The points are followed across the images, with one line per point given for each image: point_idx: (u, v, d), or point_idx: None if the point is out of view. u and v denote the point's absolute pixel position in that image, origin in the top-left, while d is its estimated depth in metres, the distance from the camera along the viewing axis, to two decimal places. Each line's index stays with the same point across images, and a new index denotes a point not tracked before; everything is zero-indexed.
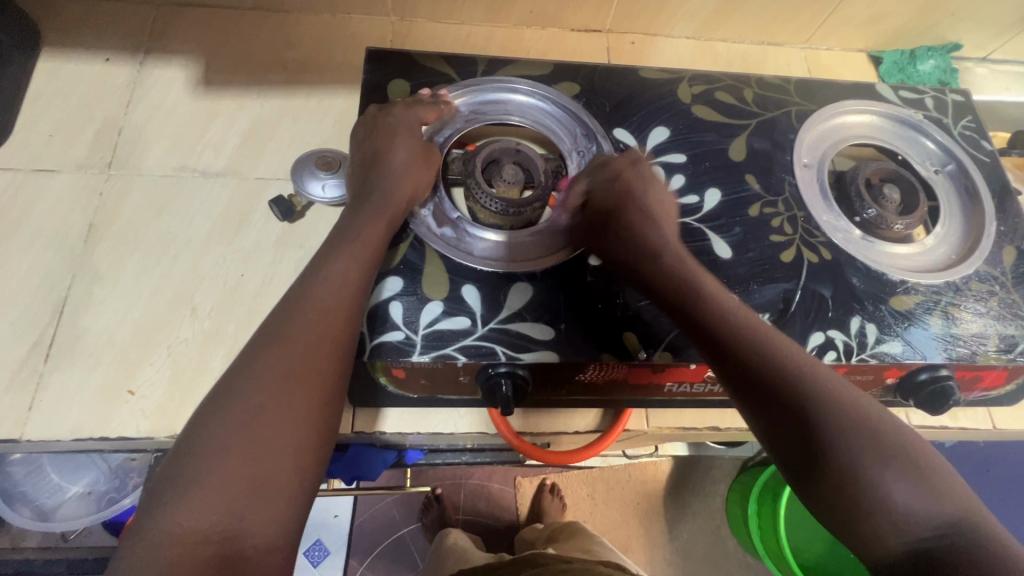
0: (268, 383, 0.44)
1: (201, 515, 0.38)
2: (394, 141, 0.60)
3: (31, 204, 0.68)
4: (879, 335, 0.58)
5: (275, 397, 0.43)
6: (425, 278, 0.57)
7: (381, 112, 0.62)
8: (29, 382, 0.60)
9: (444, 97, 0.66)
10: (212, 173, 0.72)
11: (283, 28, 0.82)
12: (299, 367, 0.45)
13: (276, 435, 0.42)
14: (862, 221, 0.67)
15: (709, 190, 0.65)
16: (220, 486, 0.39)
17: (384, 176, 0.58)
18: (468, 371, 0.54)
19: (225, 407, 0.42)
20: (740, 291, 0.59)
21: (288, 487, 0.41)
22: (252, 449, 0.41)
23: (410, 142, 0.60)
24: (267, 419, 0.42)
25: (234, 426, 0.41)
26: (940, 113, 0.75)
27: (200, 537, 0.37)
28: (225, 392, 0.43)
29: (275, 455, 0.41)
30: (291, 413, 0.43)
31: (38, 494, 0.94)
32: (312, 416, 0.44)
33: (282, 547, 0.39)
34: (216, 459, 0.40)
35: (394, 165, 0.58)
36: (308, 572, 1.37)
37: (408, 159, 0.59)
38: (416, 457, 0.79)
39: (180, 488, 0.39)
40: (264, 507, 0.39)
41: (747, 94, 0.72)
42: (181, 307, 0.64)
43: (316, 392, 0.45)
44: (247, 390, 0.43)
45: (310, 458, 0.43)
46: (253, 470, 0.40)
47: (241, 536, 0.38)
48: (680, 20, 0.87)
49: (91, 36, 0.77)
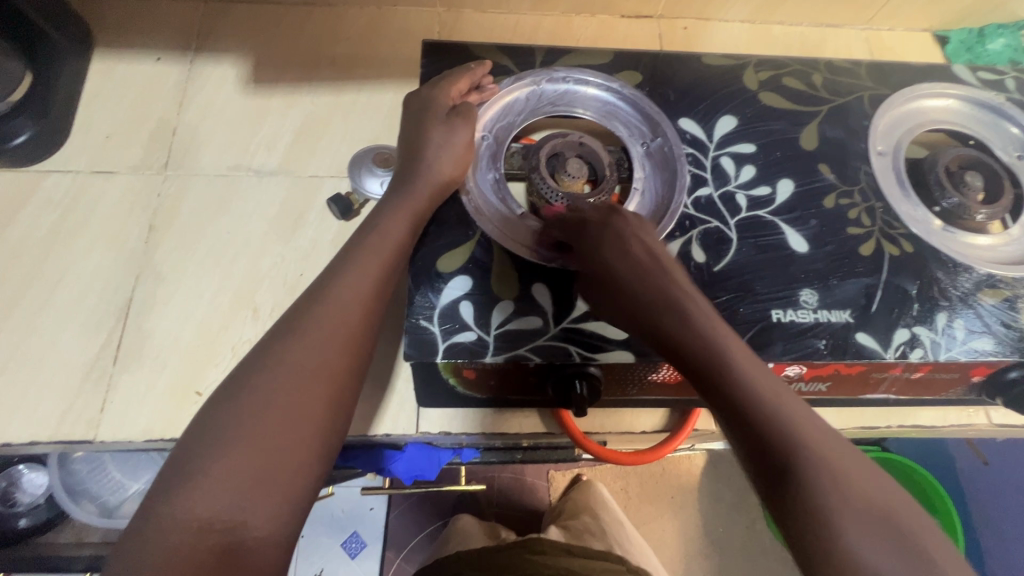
0: (291, 382, 0.43)
1: (206, 504, 0.38)
2: (430, 126, 0.59)
3: (93, 205, 0.68)
4: (968, 331, 0.56)
5: (287, 388, 0.43)
6: (494, 277, 0.55)
7: (416, 99, 0.62)
8: (101, 382, 0.60)
9: (485, 67, 0.63)
10: (266, 172, 0.71)
11: (330, 22, 0.80)
12: (314, 361, 0.45)
13: (289, 425, 0.42)
14: (941, 210, 0.63)
15: (781, 181, 0.62)
16: (226, 478, 0.39)
17: (430, 167, 0.57)
18: (538, 371, 0.54)
19: (243, 397, 0.42)
20: (819, 287, 0.57)
21: (292, 482, 0.41)
22: (258, 439, 0.41)
23: (446, 126, 0.59)
24: (277, 409, 0.42)
25: (245, 417, 0.41)
26: (1023, 95, 0.70)
27: (202, 525, 0.37)
28: (241, 379, 0.43)
29: (284, 448, 0.41)
30: (303, 410, 0.43)
31: (100, 491, 0.93)
32: (321, 411, 0.43)
33: (282, 541, 0.39)
34: (224, 451, 0.40)
35: (430, 149, 0.58)
36: (346, 563, 1.40)
37: (445, 143, 0.58)
38: (470, 456, 0.76)
39: (187, 478, 0.38)
40: (267, 499, 0.39)
41: (817, 80, 0.69)
42: (243, 308, 0.64)
43: (324, 387, 0.44)
44: (267, 386, 0.43)
45: (318, 456, 0.43)
46: (259, 461, 0.40)
47: (241, 528, 0.38)
48: (735, 4, 0.84)
49: (143, 36, 0.77)
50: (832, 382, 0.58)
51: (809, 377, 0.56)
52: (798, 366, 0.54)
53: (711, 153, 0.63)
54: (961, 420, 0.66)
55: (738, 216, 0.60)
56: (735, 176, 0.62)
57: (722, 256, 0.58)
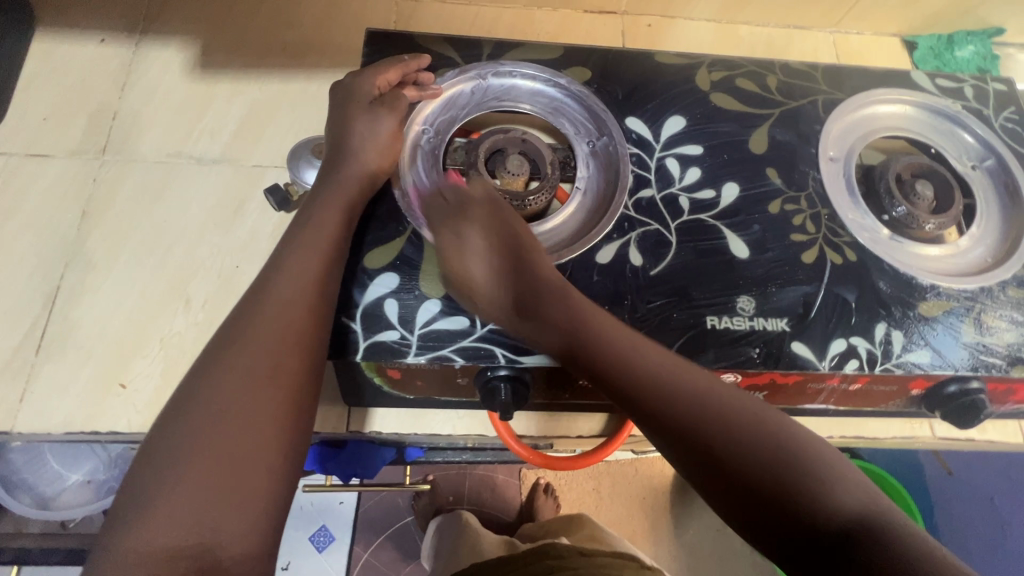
0: (235, 393, 0.42)
1: (173, 530, 0.37)
2: (353, 116, 0.58)
3: (24, 188, 0.66)
4: (906, 344, 0.55)
5: (238, 399, 0.42)
6: (422, 275, 0.54)
7: (347, 90, 0.60)
8: (21, 373, 0.59)
9: (425, 62, 0.62)
10: (208, 160, 0.70)
11: (283, 7, 0.78)
12: (259, 370, 0.44)
13: (246, 437, 0.41)
14: (890, 219, 0.62)
15: (727, 184, 0.61)
16: (189, 499, 0.38)
17: (358, 159, 0.55)
18: (466, 373, 0.53)
19: (186, 407, 0.42)
20: (757, 294, 0.56)
21: (259, 494, 0.40)
22: (216, 456, 0.40)
23: (368, 114, 0.58)
24: (229, 423, 0.41)
25: (196, 437, 0.40)
26: (980, 103, 0.69)
27: (172, 552, 0.36)
28: (189, 391, 0.43)
29: (244, 460, 0.40)
30: (253, 419, 0.42)
31: (37, 482, 0.92)
32: (282, 419, 0.43)
33: (257, 552, 0.39)
34: (182, 474, 0.39)
35: (354, 138, 0.57)
36: (313, 556, 1.39)
37: (368, 133, 0.57)
38: (415, 455, 0.75)
39: (146, 505, 0.38)
40: (237, 514, 0.39)
41: (771, 81, 0.67)
42: (176, 299, 0.63)
43: (281, 395, 0.44)
44: (210, 398, 0.42)
45: (282, 464, 0.42)
46: (223, 478, 0.39)
47: (216, 548, 0.38)
48: (700, 2, 0.82)
49: (88, 16, 0.75)
50: (769, 392, 0.57)
51: (744, 387, 0.55)
52: (730, 375, 0.53)
53: (656, 154, 0.61)
54: (905, 432, 0.65)
55: (679, 219, 0.58)
56: (679, 178, 0.60)
57: (659, 259, 0.56)
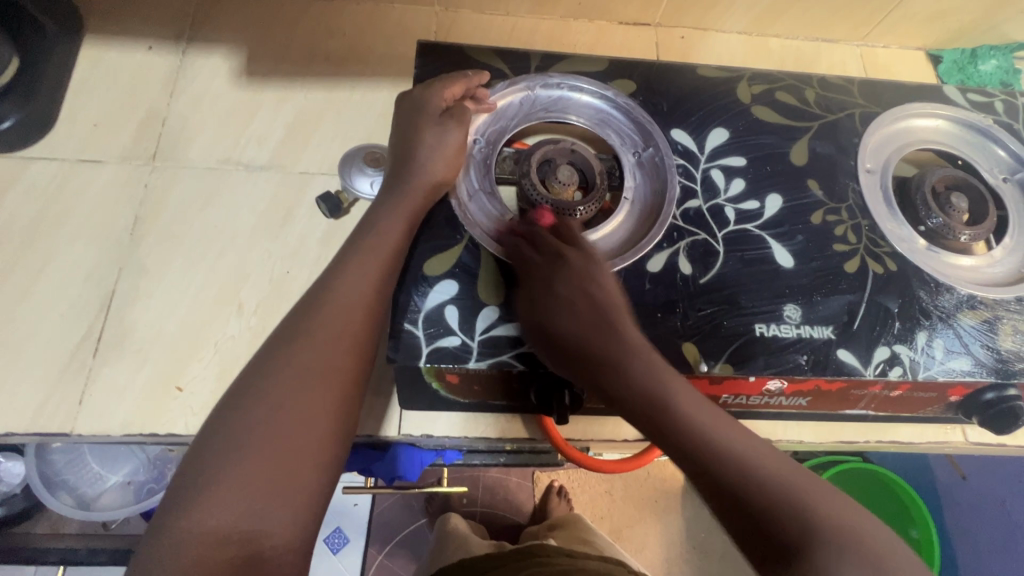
0: (292, 388, 0.43)
1: (223, 514, 0.38)
2: (422, 128, 0.59)
3: (79, 193, 0.67)
4: (948, 351, 0.56)
5: (295, 394, 0.43)
6: (480, 282, 0.55)
7: (406, 102, 0.61)
8: (80, 375, 0.59)
9: (482, 75, 0.63)
10: (256, 166, 0.71)
11: (325, 17, 0.80)
12: (315, 366, 0.45)
13: (298, 432, 0.42)
14: (927, 230, 0.64)
15: (770, 196, 0.62)
16: (241, 488, 0.39)
17: (417, 170, 0.57)
18: (521, 378, 0.54)
19: (248, 403, 0.43)
20: (803, 302, 0.57)
21: (306, 490, 0.41)
22: (268, 446, 0.41)
23: (430, 126, 0.59)
24: (285, 416, 0.42)
25: (252, 427, 0.41)
26: (1011, 118, 0.71)
27: (220, 535, 0.37)
28: (250, 385, 0.44)
29: (296, 454, 0.41)
30: (308, 413, 0.43)
31: (79, 483, 0.94)
32: (332, 416, 0.44)
33: (301, 547, 0.40)
34: (235, 461, 0.40)
35: (422, 150, 0.58)
36: (328, 558, 1.39)
37: (429, 144, 0.58)
38: (453, 458, 0.76)
39: (200, 490, 0.38)
40: (282, 507, 0.40)
41: (809, 95, 0.69)
42: (229, 304, 0.64)
43: (332, 392, 0.45)
44: (269, 391, 0.43)
45: (328, 461, 0.43)
46: (273, 469, 0.40)
47: (259, 537, 0.38)
48: (733, 15, 0.84)
49: (137, 24, 0.76)
50: (812, 398, 0.58)
51: (790, 392, 0.57)
52: (778, 381, 0.54)
53: (701, 165, 0.63)
54: (938, 437, 0.66)
55: (726, 229, 0.60)
56: (724, 189, 0.62)
57: (708, 268, 0.58)
